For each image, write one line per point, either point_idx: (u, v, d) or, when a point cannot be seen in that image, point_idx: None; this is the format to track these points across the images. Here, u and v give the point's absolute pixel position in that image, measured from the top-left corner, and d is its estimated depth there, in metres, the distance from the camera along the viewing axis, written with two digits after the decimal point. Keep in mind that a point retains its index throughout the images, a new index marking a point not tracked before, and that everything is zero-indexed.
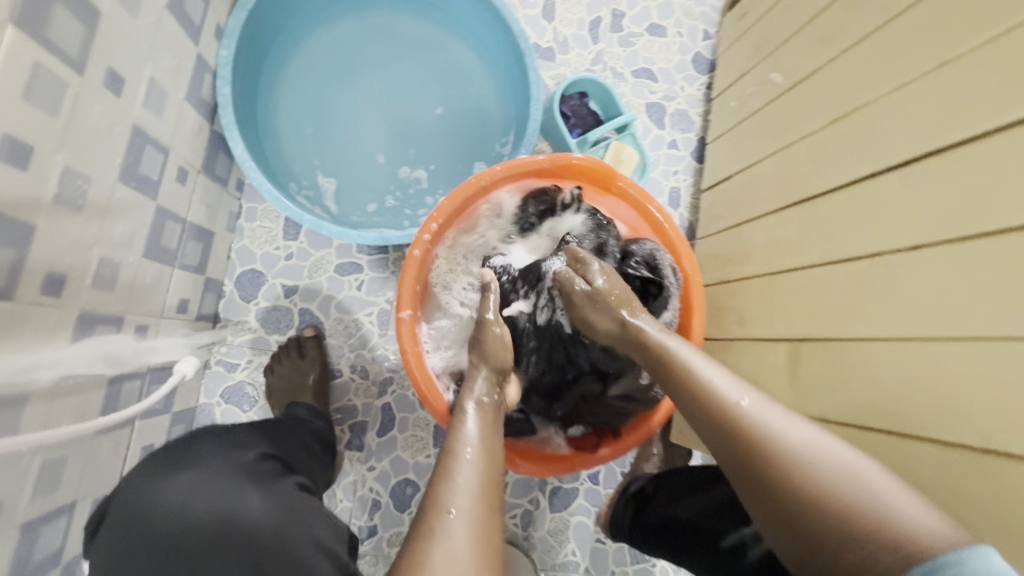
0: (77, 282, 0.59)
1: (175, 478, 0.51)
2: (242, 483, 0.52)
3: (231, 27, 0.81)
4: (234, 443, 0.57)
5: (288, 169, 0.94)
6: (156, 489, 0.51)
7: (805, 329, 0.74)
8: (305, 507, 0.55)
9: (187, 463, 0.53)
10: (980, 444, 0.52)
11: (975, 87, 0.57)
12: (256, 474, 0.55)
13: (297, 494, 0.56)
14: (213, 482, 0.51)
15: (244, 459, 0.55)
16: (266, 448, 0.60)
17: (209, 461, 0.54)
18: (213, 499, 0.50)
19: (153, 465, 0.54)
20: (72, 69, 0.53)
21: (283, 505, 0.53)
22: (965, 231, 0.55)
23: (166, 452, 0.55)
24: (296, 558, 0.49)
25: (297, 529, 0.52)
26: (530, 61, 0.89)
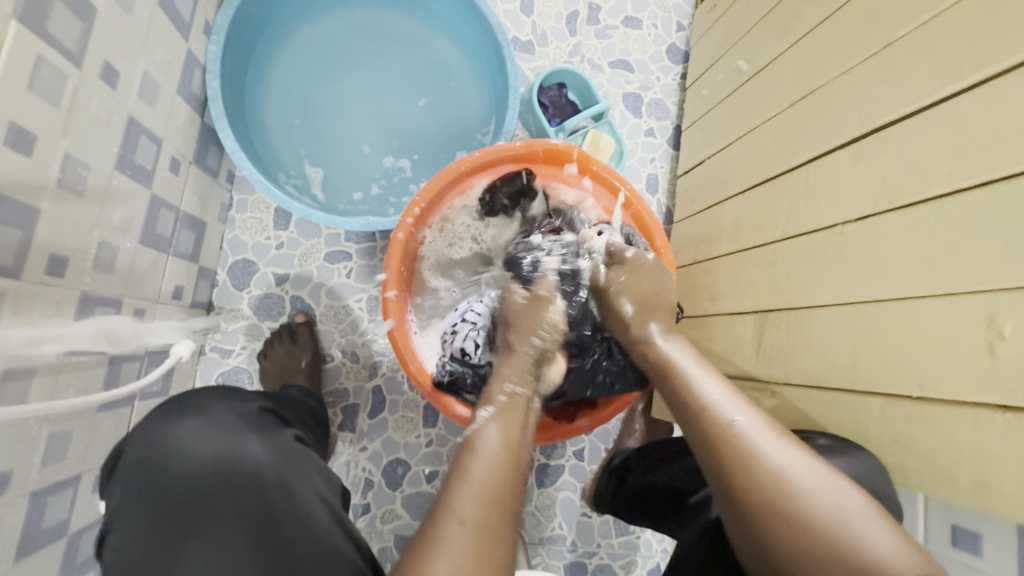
0: (78, 264, 0.62)
1: (181, 425, 0.54)
2: (246, 429, 0.56)
3: (219, 23, 0.85)
4: (235, 398, 0.61)
5: (277, 160, 0.98)
6: (163, 436, 0.53)
7: (769, 301, 0.79)
8: (302, 455, 0.59)
9: (191, 411, 0.56)
10: (918, 394, 0.56)
11: (913, 67, 0.62)
12: (257, 423, 0.58)
13: (291, 445, 0.59)
14: (219, 427, 0.55)
15: (246, 411, 0.59)
16: (263, 404, 0.64)
17: (214, 411, 0.57)
18: (214, 443, 0.53)
19: (159, 413, 0.56)
20: (71, 61, 0.57)
21: (284, 450, 0.57)
22: (905, 200, 0.60)
23: (169, 403, 0.58)
24: (297, 496, 0.53)
25: (297, 471, 0.55)
26: (507, 52, 0.93)
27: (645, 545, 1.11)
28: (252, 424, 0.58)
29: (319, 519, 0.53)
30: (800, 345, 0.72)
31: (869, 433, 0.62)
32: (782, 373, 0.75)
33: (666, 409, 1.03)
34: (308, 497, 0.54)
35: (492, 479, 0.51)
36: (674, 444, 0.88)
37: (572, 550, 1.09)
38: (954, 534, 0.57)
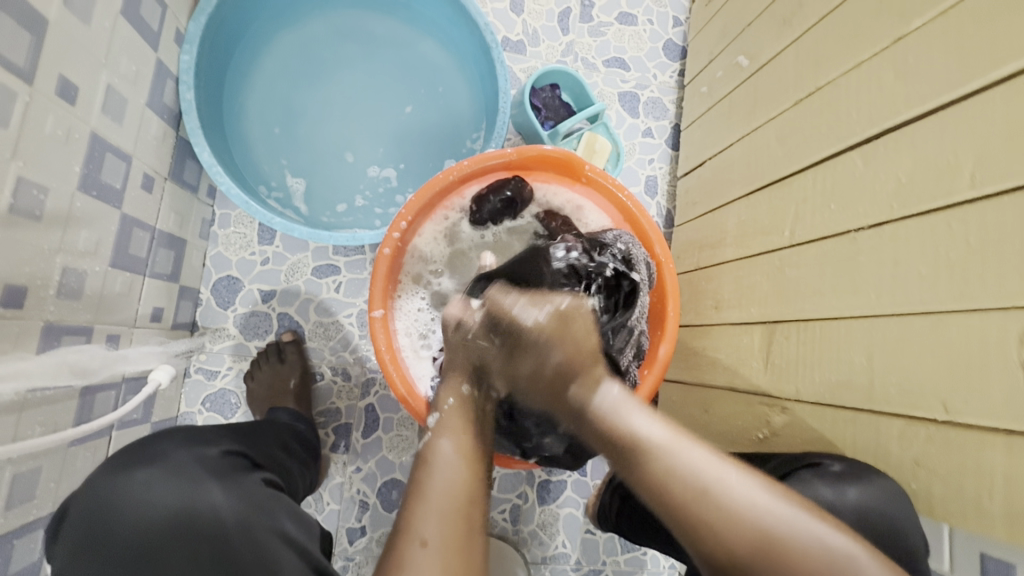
0: (40, 293, 0.58)
1: (132, 476, 0.50)
2: (208, 475, 0.52)
3: (191, 32, 0.80)
4: (197, 440, 0.57)
5: (257, 172, 0.94)
6: (112, 489, 0.49)
7: (777, 311, 0.74)
8: (272, 500, 0.55)
9: (145, 460, 0.52)
10: (943, 416, 0.52)
11: (927, 60, 0.58)
12: (220, 469, 0.54)
13: (262, 489, 0.55)
14: (177, 476, 0.51)
15: (209, 455, 0.55)
16: (230, 445, 0.59)
17: (172, 456, 0.53)
18: (173, 495, 0.49)
19: (114, 460, 0.52)
20: (21, 78, 0.53)
21: (250, 497, 0.53)
22: (924, 205, 0.56)
23: (124, 450, 0.54)
24: (265, 547, 0.50)
25: (264, 520, 0.52)
26: (496, 55, 0.89)
27: (652, 561, 1.07)
28: (214, 470, 0.53)
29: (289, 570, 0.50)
30: (811, 359, 0.68)
31: (890, 456, 0.57)
32: (793, 388, 0.70)
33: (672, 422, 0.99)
34: (275, 547, 0.51)
35: (455, 495, 0.50)
36: None
37: (577, 569, 1.05)
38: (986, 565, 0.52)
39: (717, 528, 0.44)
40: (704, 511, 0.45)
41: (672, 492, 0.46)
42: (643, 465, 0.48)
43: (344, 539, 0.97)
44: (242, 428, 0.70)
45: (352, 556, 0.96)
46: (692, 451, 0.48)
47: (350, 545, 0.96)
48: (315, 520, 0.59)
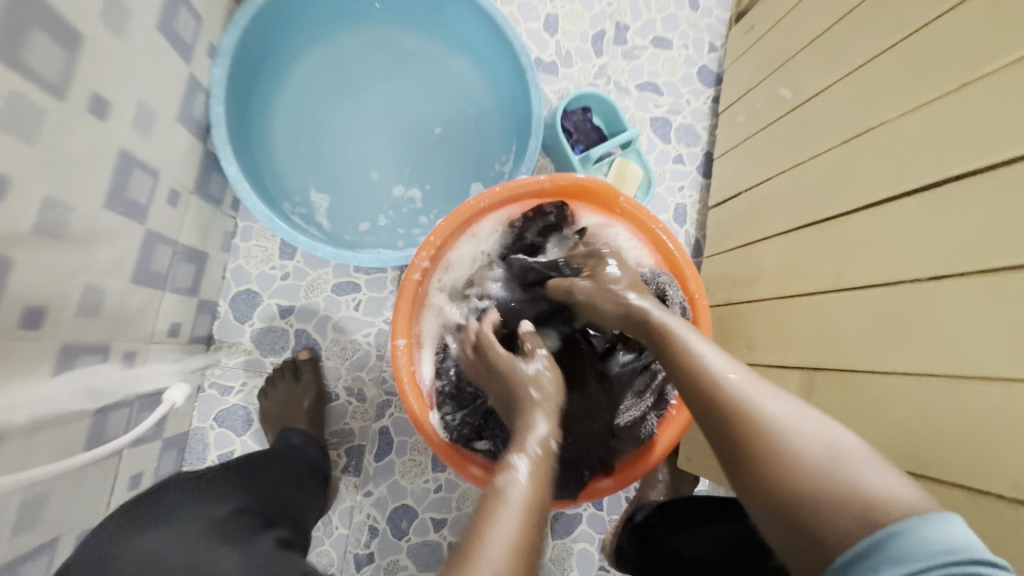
0: (59, 313, 0.57)
1: (143, 535, 0.53)
2: (217, 538, 0.55)
3: (226, 45, 0.79)
4: (203, 500, 0.60)
5: (282, 186, 0.92)
6: (130, 541, 0.53)
7: (818, 360, 0.71)
8: (278, 565, 0.57)
9: (158, 520, 0.55)
10: (1011, 494, 0.48)
11: (995, 109, 0.54)
12: (227, 529, 0.57)
13: (271, 553, 0.57)
14: (184, 540, 0.53)
15: (217, 516, 0.58)
16: (243, 503, 0.62)
17: (179, 518, 0.56)
18: (185, 553, 0.52)
19: (116, 527, 0.55)
20: (52, 94, 0.51)
21: (257, 563, 0.55)
22: (994, 262, 0.52)
23: (133, 513, 0.57)
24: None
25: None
26: (531, 77, 0.87)
27: None
28: (221, 531, 0.56)
29: None
30: (854, 411, 0.64)
31: None
32: None
33: (695, 461, 0.95)
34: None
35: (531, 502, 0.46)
36: (706, 506, 0.81)
37: None
38: None
39: (743, 426, 0.46)
40: (755, 429, 0.45)
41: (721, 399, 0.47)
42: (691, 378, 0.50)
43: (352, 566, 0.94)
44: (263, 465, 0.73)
45: None
46: (746, 375, 0.49)
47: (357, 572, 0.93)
48: None
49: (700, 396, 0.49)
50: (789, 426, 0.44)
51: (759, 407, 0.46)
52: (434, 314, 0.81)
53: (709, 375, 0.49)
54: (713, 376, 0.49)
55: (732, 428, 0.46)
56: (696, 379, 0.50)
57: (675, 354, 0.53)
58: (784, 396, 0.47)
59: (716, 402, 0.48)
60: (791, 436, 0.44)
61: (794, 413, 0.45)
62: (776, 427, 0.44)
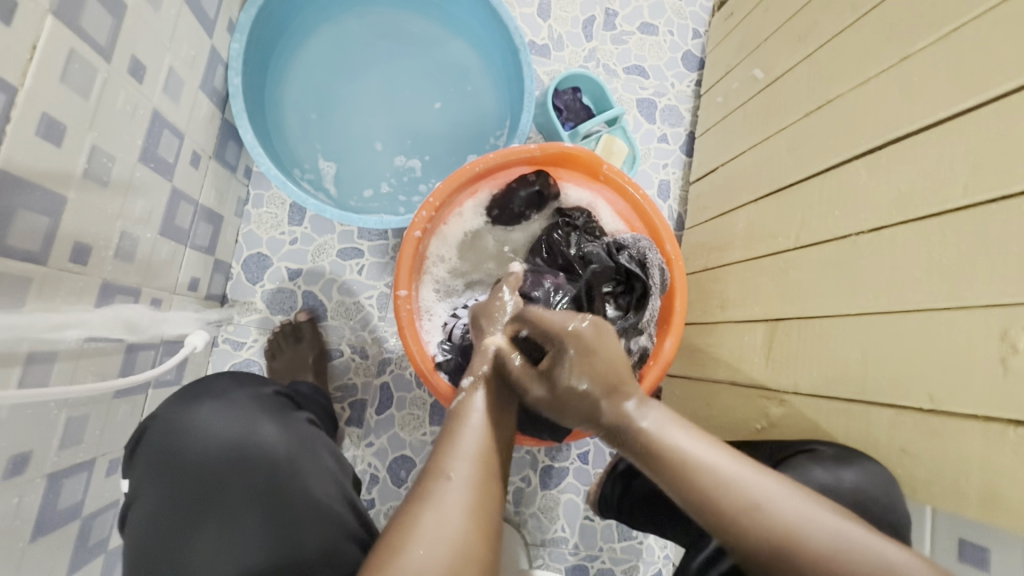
0: (101, 252, 0.64)
1: (199, 408, 0.58)
2: (262, 412, 0.60)
3: (242, 22, 0.86)
4: (251, 381, 0.64)
5: (292, 154, 0.99)
6: (185, 414, 0.58)
7: (779, 310, 0.79)
8: (315, 438, 0.62)
9: (209, 395, 0.60)
10: (927, 405, 0.56)
11: (929, 79, 0.62)
12: (272, 406, 0.62)
13: (307, 427, 0.63)
14: (236, 411, 0.59)
15: (263, 394, 0.63)
16: (278, 388, 0.68)
17: (229, 392, 0.61)
18: (235, 425, 0.58)
19: (181, 393, 0.60)
20: (101, 55, 0.59)
21: (299, 433, 0.61)
22: (923, 211, 0.60)
23: (189, 386, 0.62)
24: (312, 482, 0.57)
25: (308, 456, 0.59)
26: (523, 56, 0.94)
27: (648, 551, 1.10)
28: (269, 407, 0.62)
29: (328, 493, 0.58)
30: (807, 352, 0.72)
31: (878, 445, 0.61)
32: (792, 382, 0.75)
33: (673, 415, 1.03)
34: (321, 483, 0.58)
35: (486, 419, 0.57)
36: None
37: (574, 554, 1.09)
38: (962, 549, 0.55)
39: (751, 533, 0.47)
40: (769, 522, 0.47)
41: (721, 498, 0.49)
42: (678, 474, 0.51)
43: None
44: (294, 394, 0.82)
45: None
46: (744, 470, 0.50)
47: None
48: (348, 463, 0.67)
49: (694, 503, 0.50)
50: (804, 521, 0.47)
51: (777, 508, 0.47)
52: (434, 277, 0.89)
53: (701, 476, 0.50)
54: (709, 477, 0.50)
55: (740, 522, 0.48)
56: (674, 478, 0.51)
57: (661, 454, 0.53)
58: (788, 493, 0.49)
59: (715, 503, 0.49)
60: (802, 524, 0.47)
61: (793, 505, 0.48)
62: (790, 520, 0.47)
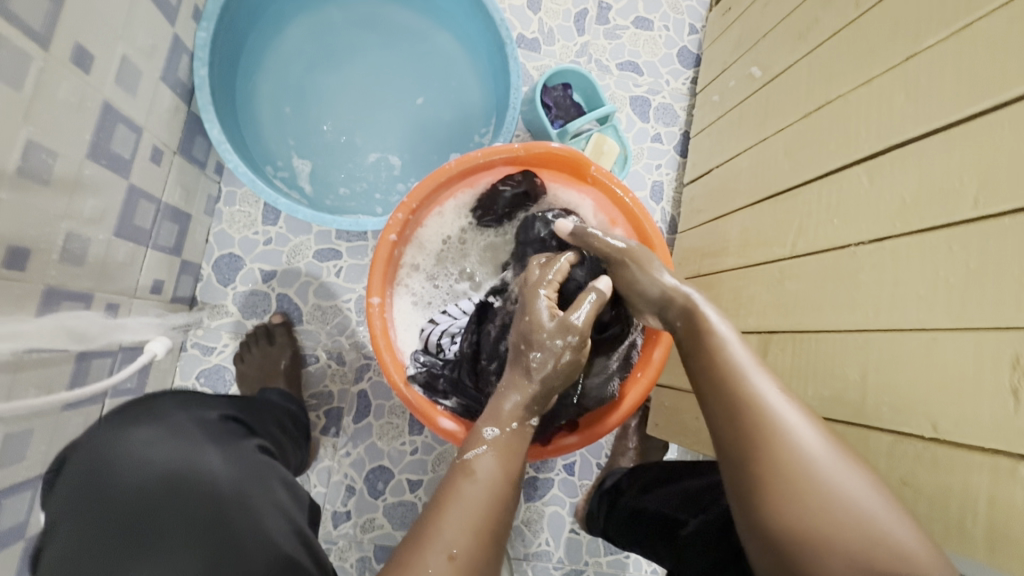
0: (43, 256, 0.59)
1: (135, 430, 0.54)
2: (205, 439, 0.56)
3: (209, 9, 0.81)
4: (195, 404, 0.61)
5: (264, 151, 0.94)
6: (116, 439, 0.53)
7: (774, 323, 0.74)
8: (265, 469, 0.59)
9: (145, 419, 0.56)
10: (929, 433, 0.52)
11: (935, 80, 0.58)
12: (217, 433, 0.59)
13: (255, 456, 0.60)
14: (177, 438, 0.55)
15: (208, 418, 0.60)
16: (227, 411, 0.65)
17: (172, 417, 0.57)
18: (174, 453, 0.53)
19: (113, 420, 0.56)
20: (36, 42, 0.54)
21: (245, 463, 0.57)
22: (926, 223, 0.56)
23: (123, 411, 0.58)
24: (257, 515, 0.53)
25: (256, 489, 0.55)
26: (509, 50, 0.89)
27: (634, 566, 1.07)
28: (213, 434, 0.58)
29: (275, 529, 0.54)
30: (803, 369, 0.68)
31: (875, 473, 0.57)
32: None
33: (662, 427, 0.99)
34: (267, 514, 0.54)
35: (498, 475, 0.54)
36: (673, 466, 0.84)
37: (558, 568, 1.05)
38: None
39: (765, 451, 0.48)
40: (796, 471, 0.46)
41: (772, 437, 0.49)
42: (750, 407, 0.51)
43: (329, 522, 0.97)
44: (250, 400, 0.77)
45: (336, 539, 0.96)
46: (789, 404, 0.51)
47: (335, 528, 0.97)
48: (301, 494, 0.64)
49: (733, 418, 0.52)
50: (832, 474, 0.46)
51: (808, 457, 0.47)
52: (411, 285, 0.84)
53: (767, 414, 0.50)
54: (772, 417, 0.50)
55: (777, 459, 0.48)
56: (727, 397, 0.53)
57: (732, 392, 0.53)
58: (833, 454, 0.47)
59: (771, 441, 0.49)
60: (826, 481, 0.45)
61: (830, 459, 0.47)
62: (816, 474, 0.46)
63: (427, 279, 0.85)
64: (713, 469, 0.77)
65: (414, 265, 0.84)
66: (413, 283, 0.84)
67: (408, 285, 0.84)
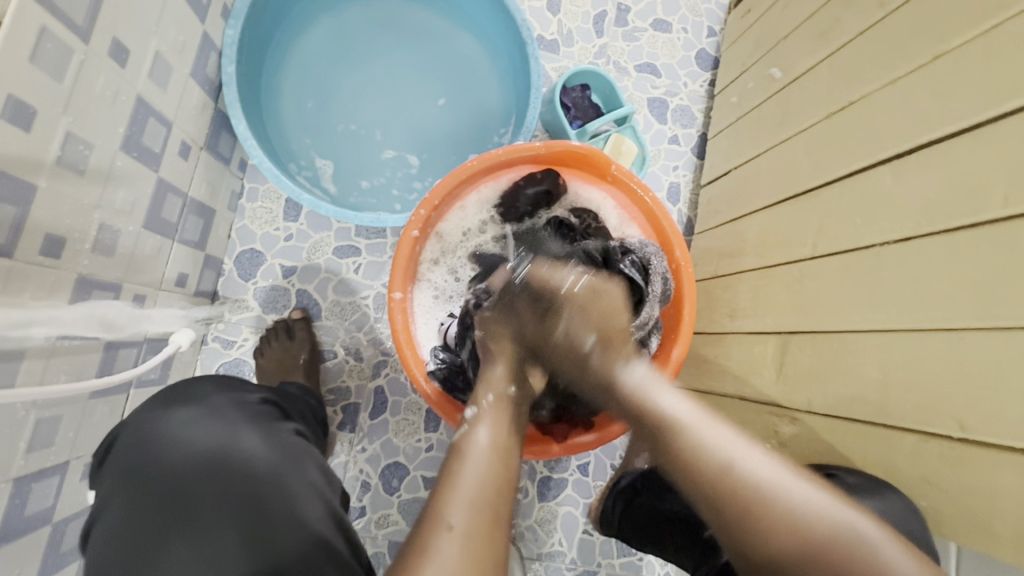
0: (76, 245, 0.61)
1: (177, 412, 0.56)
2: (240, 419, 0.57)
3: (238, 7, 0.82)
4: (234, 387, 0.62)
5: (288, 149, 0.95)
6: (160, 421, 0.55)
7: (793, 323, 0.74)
8: (301, 452, 0.59)
9: (188, 401, 0.57)
10: (956, 434, 0.51)
11: (962, 79, 0.58)
12: (253, 414, 0.59)
13: (291, 439, 0.60)
14: (212, 419, 0.56)
15: (246, 400, 0.60)
16: (265, 394, 0.65)
17: (212, 399, 0.58)
18: (212, 434, 0.54)
19: (154, 401, 0.58)
20: (78, 36, 0.55)
21: (281, 446, 0.57)
22: (952, 222, 0.55)
23: (163, 391, 0.60)
24: (291, 496, 0.53)
25: (291, 471, 0.55)
26: (531, 50, 0.90)
27: (647, 568, 1.06)
28: (248, 414, 0.58)
29: (311, 511, 0.53)
30: (824, 370, 0.68)
31: (900, 474, 0.57)
32: (804, 400, 0.70)
33: None
34: (302, 494, 0.54)
35: (495, 453, 0.52)
36: None
37: (571, 569, 1.05)
38: None
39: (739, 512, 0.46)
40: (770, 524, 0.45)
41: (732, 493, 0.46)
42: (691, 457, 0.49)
43: (344, 518, 0.97)
44: (276, 391, 0.79)
45: None
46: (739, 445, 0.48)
47: (350, 523, 0.97)
48: (336, 479, 0.64)
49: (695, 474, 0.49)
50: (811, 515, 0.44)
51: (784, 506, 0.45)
52: (431, 282, 0.85)
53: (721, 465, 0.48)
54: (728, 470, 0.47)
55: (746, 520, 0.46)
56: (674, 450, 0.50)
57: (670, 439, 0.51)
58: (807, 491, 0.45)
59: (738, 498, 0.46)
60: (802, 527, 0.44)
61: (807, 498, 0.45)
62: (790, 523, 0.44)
63: (447, 275, 0.86)
64: None
65: (433, 261, 0.85)
66: (434, 279, 0.85)
67: (429, 281, 0.85)
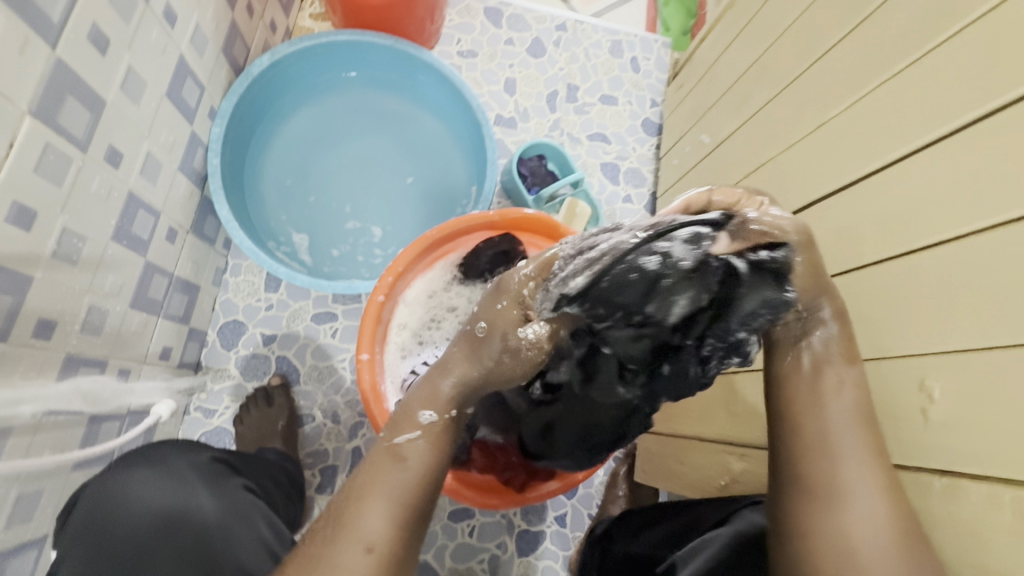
0: (67, 327, 0.67)
1: (132, 474, 0.60)
2: (198, 482, 0.62)
3: (222, 109, 0.93)
4: (189, 448, 0.66)
5: (268, 228, 1.04)
6: (116, 480, 0.60)
7: (735, 363, 0.80)
8: (252, 507, 0.64)
9: (143, 462, 0.62)
10: None
11: (841, 143, 0.68)
12: (205, 474, 0.63)
13: (244, 495, 0.65)
14: (168, 481, 0.60)
15: (198, 460, 0.64)
16: (217, 453, 0.69)
17: (167, 461, 0.63)
18: (166, 496, 0.59)
19: (120, 462, 0.62)
20: (77, 147, 0.64)
21: (233, 502, 0.62)
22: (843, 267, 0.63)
23: (132, 454, 0.64)
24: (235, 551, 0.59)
25: (238, 526, 0.60)
26: (485, 130, 1.01)
27: None
28: (203, 475, 0.63)
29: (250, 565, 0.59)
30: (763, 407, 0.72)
31: None
32: (748, 435, 0.74)
33: (650, 473, 1.01)
34: (246, 551, 0.59)
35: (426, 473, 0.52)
36: (657, 508, 0.84)
37: None
38: None
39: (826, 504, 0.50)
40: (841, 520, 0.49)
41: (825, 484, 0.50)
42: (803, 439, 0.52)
43: None
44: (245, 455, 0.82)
45: None
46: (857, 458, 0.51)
47: None
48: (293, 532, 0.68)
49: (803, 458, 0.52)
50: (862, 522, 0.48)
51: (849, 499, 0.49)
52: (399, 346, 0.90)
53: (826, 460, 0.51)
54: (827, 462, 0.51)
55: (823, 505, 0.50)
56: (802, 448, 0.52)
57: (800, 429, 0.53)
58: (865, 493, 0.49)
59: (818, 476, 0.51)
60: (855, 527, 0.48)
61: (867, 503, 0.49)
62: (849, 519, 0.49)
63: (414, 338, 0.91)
64: (689, 508, 0.79)
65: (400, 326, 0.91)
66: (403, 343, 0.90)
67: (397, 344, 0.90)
